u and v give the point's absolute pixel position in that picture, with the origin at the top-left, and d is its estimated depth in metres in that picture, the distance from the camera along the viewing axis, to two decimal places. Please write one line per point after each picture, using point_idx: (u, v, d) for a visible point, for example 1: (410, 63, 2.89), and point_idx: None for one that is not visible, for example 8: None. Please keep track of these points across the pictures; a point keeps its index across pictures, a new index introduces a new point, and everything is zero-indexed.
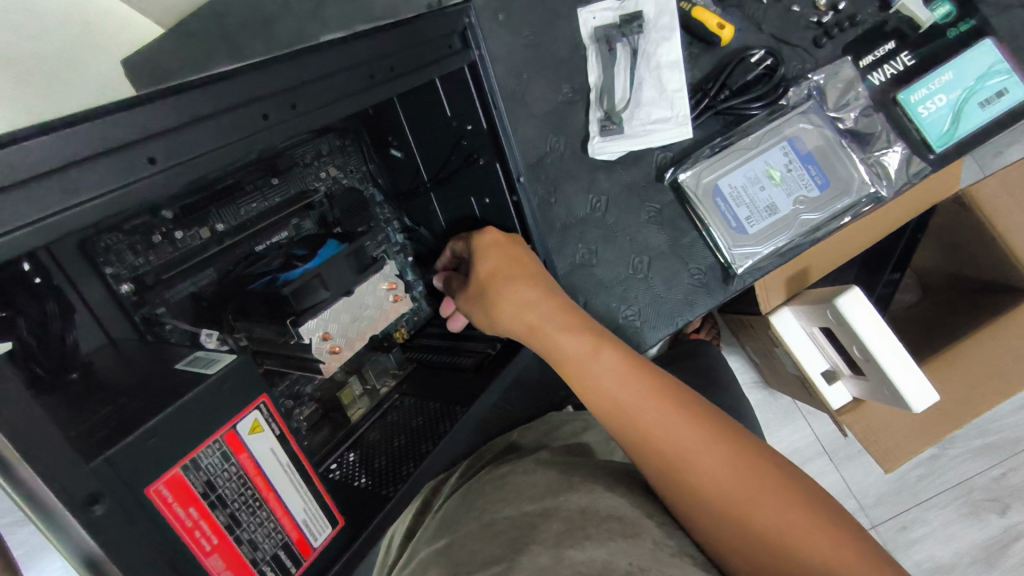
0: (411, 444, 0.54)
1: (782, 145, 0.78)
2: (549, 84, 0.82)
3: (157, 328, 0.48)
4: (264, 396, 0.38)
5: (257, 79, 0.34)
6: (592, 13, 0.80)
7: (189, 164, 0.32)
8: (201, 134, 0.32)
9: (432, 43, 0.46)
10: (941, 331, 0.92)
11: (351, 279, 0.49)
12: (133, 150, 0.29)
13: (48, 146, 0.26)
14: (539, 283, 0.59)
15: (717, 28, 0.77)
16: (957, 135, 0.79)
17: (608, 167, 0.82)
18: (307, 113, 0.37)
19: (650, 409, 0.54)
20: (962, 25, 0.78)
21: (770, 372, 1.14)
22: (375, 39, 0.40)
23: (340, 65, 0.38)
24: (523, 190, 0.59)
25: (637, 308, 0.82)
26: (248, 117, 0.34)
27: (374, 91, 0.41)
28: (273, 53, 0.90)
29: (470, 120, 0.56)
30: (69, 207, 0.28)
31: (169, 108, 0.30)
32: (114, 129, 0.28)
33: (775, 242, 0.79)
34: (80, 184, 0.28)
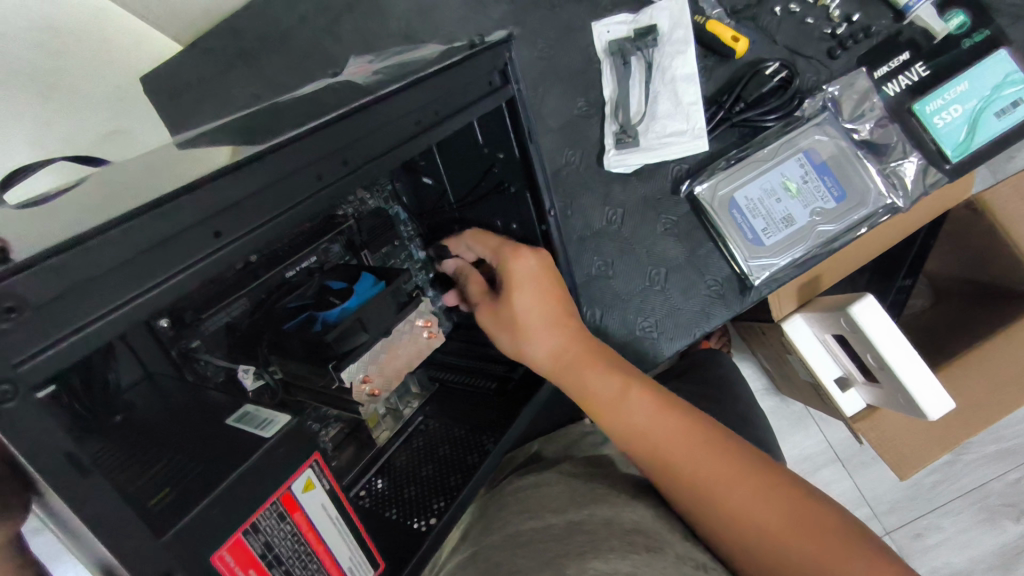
0: (440, 474, 0.57)
1: (798, 157, 0.79)
2: (564, 97, 0.84)
3: (194, 363, 0.51)
4: (315, 454, 0.38)
5: (315, 143, 0.34)
6: (606, 27, 0.82)
7: (260, 229, 0.32)
8: (261, 205, 0.32)
9: (474, 85, 0.47)
10: (956, 338, 0.91)
11: (391, 318, 0.49)
12: (201, 226, 0.29)
13: (120, 238, 0.26)
14: (564, 310, 0.61)
15: (731, 40, 0.77)
16: (972, 145, 0.78)
17: (624, 180, 0.83)
18: (358, 171, 0.37)
19: (677, 438, 0.56)
20: (975, 35, 0.78)
21: (783, 379, 1.14)
22: (423, 88, 0.40)
23: (388, 118, 0.38)
24: (553, 219, 0.62)
25: (654, 319, 0.83)
26: (306, 180, 0.34)
27: (421, 141, 0.41)
28: (291, 70, 0.93)
29: (504, 149, 0.57)
30: (149, 290, 0.28)
31: (233, 185, 0.30)
32: (189, 211, 0.29)
33: (796, 256, 0.79)
34: (158, 266, 0.28)
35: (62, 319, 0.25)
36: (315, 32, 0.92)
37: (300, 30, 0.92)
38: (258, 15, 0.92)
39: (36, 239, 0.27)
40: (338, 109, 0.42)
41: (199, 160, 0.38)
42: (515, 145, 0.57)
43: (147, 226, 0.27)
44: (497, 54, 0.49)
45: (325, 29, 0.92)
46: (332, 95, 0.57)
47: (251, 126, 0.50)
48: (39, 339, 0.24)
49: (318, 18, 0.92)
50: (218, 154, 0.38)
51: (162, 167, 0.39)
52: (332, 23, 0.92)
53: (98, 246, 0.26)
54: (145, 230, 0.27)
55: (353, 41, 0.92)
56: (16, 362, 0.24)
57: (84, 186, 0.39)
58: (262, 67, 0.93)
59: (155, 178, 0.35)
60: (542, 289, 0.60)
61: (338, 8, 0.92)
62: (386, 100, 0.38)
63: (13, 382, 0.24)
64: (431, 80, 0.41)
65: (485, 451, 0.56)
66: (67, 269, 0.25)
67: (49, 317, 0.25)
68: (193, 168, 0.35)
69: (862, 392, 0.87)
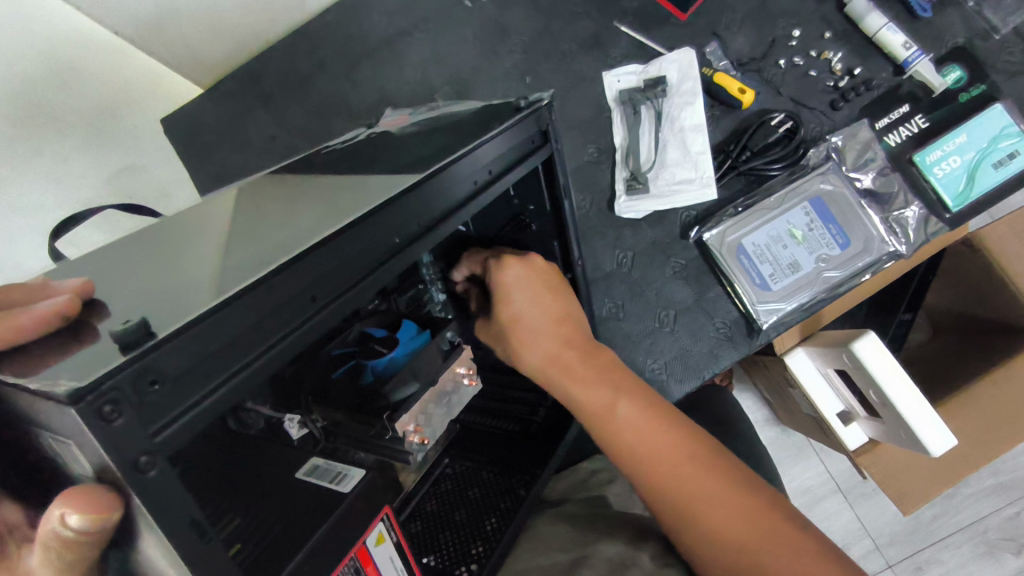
0: (475, 520, 0.62)
1: (804, 205, 0.81)
2: (575, 144, 0.87)
3: (242, 414, 0.55)
4: (387, 509, 0.45)
5: (397, 211, 0.38)
6: (617, 77, 0.86)
7: (352, 293, 0.36)
8: (338, 268, 0.35)
9: (524, 144, 0.52)
10: (953, 376, 0.92)
11: (438, 367, 0.51)
12: (304, 294, 0.33)
13: (233, 314, 0.29)
14: (562, 312, 0.63)
15: (738, 92, 0.80)
16: (972, 195, 0.80)
17: (633, 225, 0.85)
18: (431, 230, 0.42)
19: (657, 448, 0.57)
20: (972, 89, 0.81)
21: (784, 412, 1.15)
22: (480, 153, 0.46)
23: (459, 176, 0.44)
24: (578, 267, 0.70)
25: (662, 361, 0.84)
26: (386, 241, 0.38)
27: (477, 200, 0.47)
28: (309, 114, 0.96)
29: (534, 202, 0.63)
30: (262, 350, 0.32)
31: (322, 257, 0.34)
32: (293, 282, 0.32)
33: (800, 302, 0.81)
34: (270, 329, 0.32)
35: (180, 384, 0.28)
36: (334, 76, 0.95)
37: (320, 76, 0.95)
38: (279, 61, 0.95)
39: (164, 309, 0.29)
40: (402, 170, 0.47)
41: (283, 226, 0.41)
42: (545, 200, 0.62)
43: (256, 301, 0.31)
44: (540, 115, 0.54)
45: (342, 74, 0.95)
46: (381, 151, 0.61)
47: (310, 184, 0.54)
48: (169, 409, 0.27)
49: (337, 64, 0.95)
50: (300, 217, 0.42)
51: (249, 232, 0.42)
52: (350, 68, 0.95)
53: (219, 328, 0.29)
54: (253, 305, 0.30)
55: (369, 85, 0.94)
56: (152, 434, 0.27)
57: (175, 246, 0.42)
58: (281, 111, 0.96)
59: (248, 247, 0.38)
60: (538, 294, 0.62)
61: (356, 54, 0.94)
62: (452, 167, 0.43)
63: (150, 453, 0.26)
64: (488, 142, 0.46)
65: (520, 500, 0.62)
66: (196, 344, 0.28)
67: (181, 388, 0.28)
68: (282, 235, 0.39)
69: (866, 427, 0.88)
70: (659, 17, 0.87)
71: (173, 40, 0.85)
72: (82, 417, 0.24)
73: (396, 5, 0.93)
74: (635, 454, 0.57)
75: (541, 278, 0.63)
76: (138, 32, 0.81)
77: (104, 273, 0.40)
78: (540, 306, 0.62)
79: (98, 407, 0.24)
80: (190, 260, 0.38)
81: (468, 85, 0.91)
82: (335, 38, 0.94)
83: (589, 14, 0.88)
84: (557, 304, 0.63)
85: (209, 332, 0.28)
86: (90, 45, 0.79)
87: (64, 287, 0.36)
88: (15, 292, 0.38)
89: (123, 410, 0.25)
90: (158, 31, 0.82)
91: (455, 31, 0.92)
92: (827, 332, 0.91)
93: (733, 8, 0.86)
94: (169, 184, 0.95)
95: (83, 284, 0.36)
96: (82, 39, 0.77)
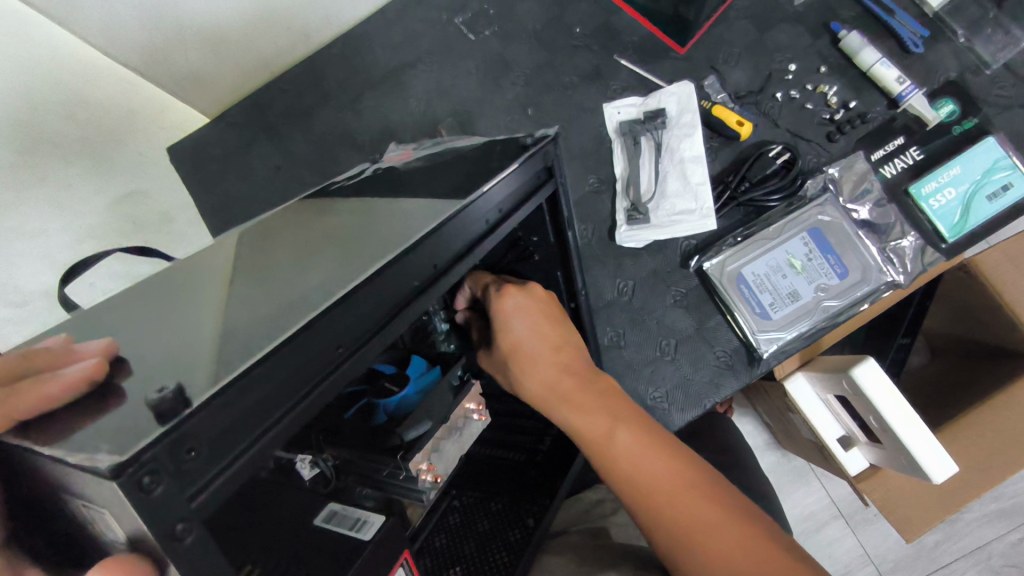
0: (488, 553, 0.63)
1: (803, 235, 0.82)
2: (577, 174, 0.88)
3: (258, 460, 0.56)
4: (406, 553, 0.45)
5: (417, 258, 0.40)
6: (617, 109, 0.88)
7: (372, 341, 0.38)
8: (357, 313, 0.36)
9: (531, 183, 0.53)
10: (953, 402, 0.92)
11: (449, 404, 0.54)
12: (329, 347, 0.35)
13: (262, 375, 0.31)
14: (561, 339, 0.63)
15: (735, 124, 0.82)
16: (968, 226, 0.81)
17: (635, 253, 0.86)
18: (444, 273, 0.44)
19: (658, 478, 0.56)
20: (965, 122, 0.82)
21: (784, 435, 1.15)
22: (489, 195, 0.47)
23: (469, 219, 0.45)
24: (581, 298, 0.71)
25: (664, 390, 0.84)
26: (400, 281, 0.39)
27: (487, 243, 0.48)
28: (313, 144, 0.98)
29: (537, 234, 0.63)
30: (291, 408, 0.33)
31: (340, 313, 0.35)
32: (319, 338, 0.34)
33: (800, 331, 0.81)
34: (297, 386, 0.33)
35: (213, 452, 0.29)
36: (338, 106, 0.97)
37: (324, 106, 0.97)
38: (285, 92, 0.98)
39: (201, 373, 0.31)
40: (415, 213, 0.48)
41: (299, 277, 0.42)
42: (549, 231, 0.63)
43: (286, 361, 0.32)
44: (546, 152, 0.54)
45: (346, 104, 0.97)
46: (388, 184, 0.63)
47: (319, 226, 0.55)
48: (204, 473, 0.28)
49: (341, 95, 0.97)
50: (315, 267, 0.44)
51: (264, 282, 0.44)
52: (354, 99, 0.97)
53: (252, 394, 0.30)
54: (283, 365, 0.32)
55: (373, 115, 0.96)
56: (190, 499, 0.27)
57: (190, 296, 0.43)
58: (285, 140, 0.97)
59: (265, 300, 0.39)
60: (537, 323, 0.62)
61: (360, 85, 0.97)
62: (463, 213, 0.44)
63: (186, 520, 0.27)
64: (499, 182, 0.48)
65: (529, 531, 0.65)
66: (227, 408, 0.29)
67: (216, 451, 0.29)
68: (300, 287, 0.40)
69: (866, 452, 0.88)
70: (658, 51, 0.89)
71: (183, 74, 0.85)
72: (123, 490, 0.25)
73: (401, 39, 0.96)
74: (633, 483, 0.57)
75: (541, 307, 0.63)
76: (146, 65, 0.80)
77: (123, 325, 0.41)
78: (541, 334, 0.62)
79: (138, 478, 0.25)
80: (206, 312, 0.39)
81: (471, 116, 0.93)
82: (339, 70, 0.97)
83: (590, 48, 0.91)
84: (558, 332, 0.63)
85: (243, 395, 0.30)
86: (90, 75, 0.76)
87: (86, 349, 0.36)
88: (34, 355, 0.37)
89: (161, 479, 0.26)
90: (167, 66, 0.82)
91: (458, 64, 0.94)
92: (827, 358, 0.92)
93: (730, 43, 0.88)
94: (174, 210, 0.96)
95: (107, 345, 0.36)
96: (76, 65, 0.74)
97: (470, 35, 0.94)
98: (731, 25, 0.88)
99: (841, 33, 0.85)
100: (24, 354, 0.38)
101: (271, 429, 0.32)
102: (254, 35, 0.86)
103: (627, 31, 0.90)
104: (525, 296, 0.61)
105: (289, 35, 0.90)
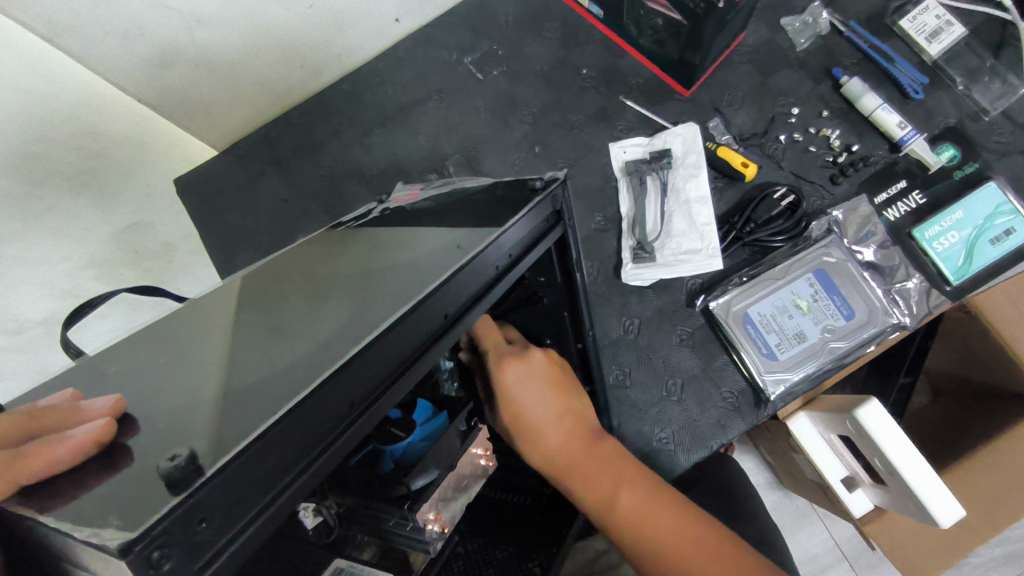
0: None
1: (807, 276, 0.81)
2: (583, 212, 0.90)
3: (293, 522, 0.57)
4: None
5: (429, 306, 0.40)
6: (623, 148, 0.90)
7: (392, 388, 0.37)
8: (369, 363, 0.36)
9: (542, 224, 0.53)
10: (957, 446, 0.90)
11: (458, 449, 0.58)
12: (342, 401, 0.35)
13: (278, 434, 0.31)
14: (568, 405, 0.63)
15: (740, 166, 0.83)
16: (972, 269, 0.80)
17: (640, 291, 0.87)
18: (458, 319, 0.43)
19: (666, 530, 0.56)
20: (966, 166, 0.83)
21: (786, 474, 1.13)
22: (501, 239, 0.47)
23: (481, 264, 0.45)
24: (588, 337, 0.71)
25: (671, 430, 0.83)
26: (413, 329, 0.39)
27: (499, 287, 0.47)
28: (321, 177, 0.99)
29: (544, 273, 0.63)
30: (304, 468, 0.32)
31: (353, 366, 0.35)
32: (334, 394, 0.34)
33: (807, 373, 0.79)
34: (308, 446, 0.33)
35: (225, 519, 0.28)
36: (347, 143, 0.99)
37: (333, 142, 0.99)
38: (293, 126, 1.00)
39: (218, 434, 0.31)
40: (424, 259, 0.48)
41: (313, 325, 0.43)
42: (556, 272, 0.63)
43: (301, 420, 0.32)
44: (555, 195, 0.55)
45: (355, 140, 0.98)
46: (396, 222, 0.63)
47: (327, 268, 0.55)
48: (215, 542, 0.28)
49: (350, 132, 0.99)
50: (330, 312, 0.45)
51: (275, 332, 0.44)
52: (363, 134, 0.99)
53: (265, 458, 0.30)
54: (297, 423, 0.32)
55: (381, 150, 0.98)
56: (200, 568, 0.27)
57: (197, 346, 0.43)
58: (294, 176, 1.00)
59: (279, 355, 0.39)
60: (542, 391, 0.61)
61: (369, 121, 0.98)
62: (475, 256, 0.44)
63: None
64: (510, 228, 0.48)
65: None
66: (242, 474, 0.29)
67: (229, 517, 0.29)
68: (314, 340, 0.40)
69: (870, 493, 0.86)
70: (664, 92, 0.91)
71: (194, 106, 0.86)
72: (134, 569, 0.24)
73: (411, 78, 0.98)
74: (643, 542, 0.57)
75: (546, 371, 0.62)
76: (159, 100, 0.82)
77: (134, 372, 0.40)
78: (544, 403, 0.61)
79: (147, 554, 0.25)
80: (220, 365, 0.39)
81: (478, 152, 0.95)
82: (349, 107, 0.99)
83: (596, 89, 0.92)
84: (561, 398, 0.63)
85: (258, 455, 0.30)
86: (91, 100, 0.72)
87: (93, 407, 0.35)
88: (39, 413, 0.36)
89: (171, 553, 0.26)
90: (179, 98, 0.83)
91: (466, 103, 0.96)
92: (828, 397, 0.91)
93: (734, 86, 0.90)
94: (176, 239, 0.94)
95: (115, 402, 0.35)
96: (76, 88, 0.70)
97: (478, 74, 0.96)
98: (734, 69, 0.90)
99: (842, 79, 0.86)
100: (27, 412, 0.37)
101: (285, 491, 0.31)
102: (266, 70, 0.87)
103: (633, 73, 0.92)
104: (526, 362, 0.61)
105: (302, 72, 0.92)
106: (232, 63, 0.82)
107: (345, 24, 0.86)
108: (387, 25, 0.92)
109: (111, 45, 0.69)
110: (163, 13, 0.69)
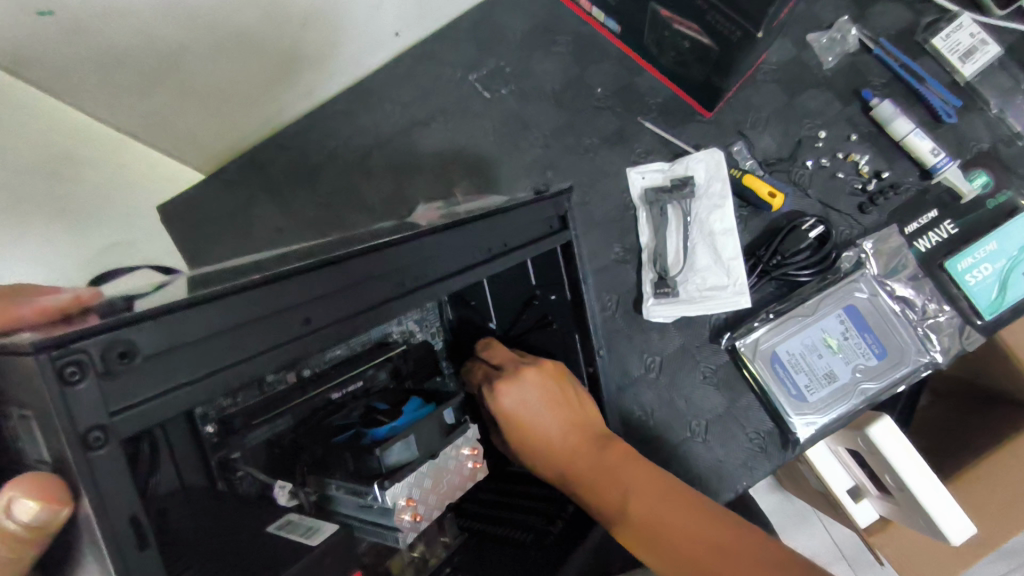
0: None
1: (838, 313, 0.78)
2: (601, 242, 0.85)
3: (229, 474, 0.49)
4: (359, 570, 0.33)
5: (416, 249, 0.40)
6: (641, 174, 0.85)
7: (363, 316, 0.36)
8: (345, 298, 0.35)
9: (534, 228, 0.56)
10: (960, 442, 0.81)
11: (438, 442, 0.46)
12: (295, 314, 0.32)
13: (228, 304, 0.29)
14: (571, 417, 0.64)
15: (768, 196, 0.79)
16: (1005, 303, 0.78)
17: (661, 328, 0.83)
18: (442, 282, 0.43)
19: (664, 514, 0.55)
20: (998, 196, 0.80)
21: (790, 481, 1.11)
22: (490, 223, 0.48)
23: (473, 237, 0.46)
24: (600, 361, 0.68)
25: (695, 473, 0.80)
26: (390, 284, 0.38)
27: (491, 264, 0.47)
28: (319, 207, 0.93)
29: (556, 291, 0.66)
30: (250, 355, 0.30)
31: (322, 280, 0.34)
32: (292, 297, 0.32)
33: (838, 415, 0.77)
34: (253, 339, 0.31)
35: (148, 403, 0.27)
36: (346, 166, 0.93)
37: (331, 165, 0.93)
38: (287, 148, 0.93)
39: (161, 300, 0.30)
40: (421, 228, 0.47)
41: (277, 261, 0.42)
42: (567, 289, 0.65)
43: (257, 300, 0.30)
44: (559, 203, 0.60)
45: (355, 164, 0.93)
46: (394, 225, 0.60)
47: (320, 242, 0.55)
48: (146, 392, 0.27)
49: (350, 155, 0.93)
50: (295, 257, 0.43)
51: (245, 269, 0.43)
52: (363, 158, 0.93)
53: (202, 321, 0.28)
54: (251, 304, 0.30)
55: (384, 174, 0.92)
56: (112, 411, 0.25)
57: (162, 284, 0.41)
58: (289, 201, 0.93)
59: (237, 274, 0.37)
60: (539, 402, 0.62)
61: (369, 143, 0.92)
62: (464, 227, 0.45)
63: None
64: (508, 219, 0.51)
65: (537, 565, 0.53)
66: (176, 327, 0.27)
67: (151, 374, 0.27)
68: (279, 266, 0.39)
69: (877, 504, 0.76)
70: (684, 114, 0.86)
71: (181, 135, 0.80)
72: (43, 378, 0.23)
73: (412, 95, 0.91)
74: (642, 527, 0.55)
75: (538, 385, 0.63)
76: (142, 127, 0.74)
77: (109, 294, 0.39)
78: (545, 410, 0.62)
79: (58, 366, 0.24)
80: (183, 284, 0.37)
81: (487, 177, 0.89)
82: (347, 127, 0.92)
83: (612, 110, 0.87)
84: (563, 407, 0.63)
85: (196, 322, 0.28)
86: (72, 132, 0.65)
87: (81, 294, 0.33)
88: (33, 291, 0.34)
89: (85, 374, 0.24)
90: (163, 126, 0.76)
91: (473, 123, 0.90)
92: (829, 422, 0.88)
93: (759, 107, 0.85)
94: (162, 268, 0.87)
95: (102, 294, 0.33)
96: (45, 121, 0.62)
97: (485, 93, 0.90)
98: (759, 89, 0.85)
99: (872, 102, 0.82)
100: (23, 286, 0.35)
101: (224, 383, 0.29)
102: (257, 90, 0.80)
103: (650, 93, 0.87)
104: (514, 383, 0.62)
105: (296, 90, 0.85)
106: (215, 87, 0.74)
107: (343, 39, 0.79)
108: (388, 40, 0.85)
109: (85, 77, 0.61)
110: (145, 41, 0.60)
